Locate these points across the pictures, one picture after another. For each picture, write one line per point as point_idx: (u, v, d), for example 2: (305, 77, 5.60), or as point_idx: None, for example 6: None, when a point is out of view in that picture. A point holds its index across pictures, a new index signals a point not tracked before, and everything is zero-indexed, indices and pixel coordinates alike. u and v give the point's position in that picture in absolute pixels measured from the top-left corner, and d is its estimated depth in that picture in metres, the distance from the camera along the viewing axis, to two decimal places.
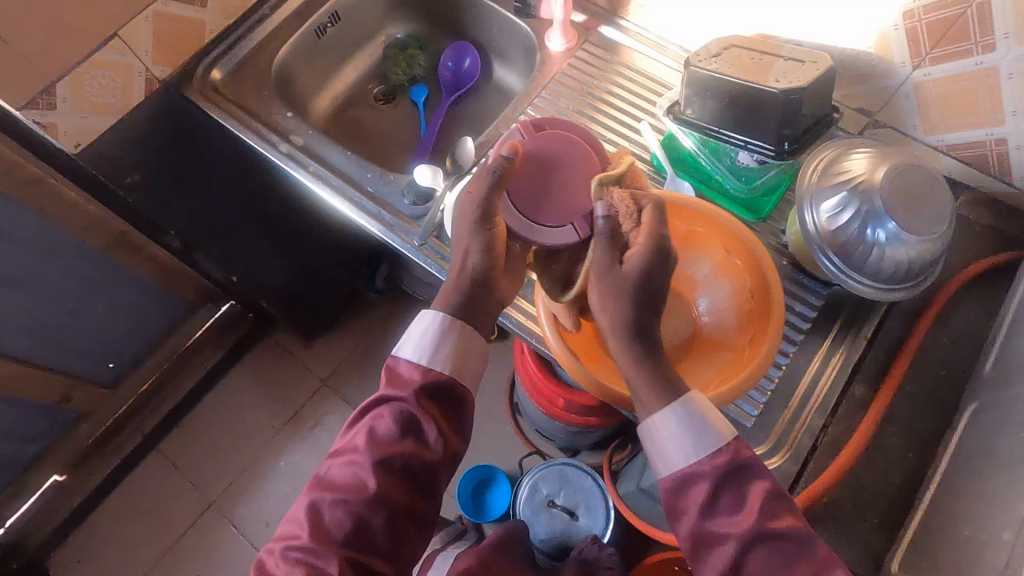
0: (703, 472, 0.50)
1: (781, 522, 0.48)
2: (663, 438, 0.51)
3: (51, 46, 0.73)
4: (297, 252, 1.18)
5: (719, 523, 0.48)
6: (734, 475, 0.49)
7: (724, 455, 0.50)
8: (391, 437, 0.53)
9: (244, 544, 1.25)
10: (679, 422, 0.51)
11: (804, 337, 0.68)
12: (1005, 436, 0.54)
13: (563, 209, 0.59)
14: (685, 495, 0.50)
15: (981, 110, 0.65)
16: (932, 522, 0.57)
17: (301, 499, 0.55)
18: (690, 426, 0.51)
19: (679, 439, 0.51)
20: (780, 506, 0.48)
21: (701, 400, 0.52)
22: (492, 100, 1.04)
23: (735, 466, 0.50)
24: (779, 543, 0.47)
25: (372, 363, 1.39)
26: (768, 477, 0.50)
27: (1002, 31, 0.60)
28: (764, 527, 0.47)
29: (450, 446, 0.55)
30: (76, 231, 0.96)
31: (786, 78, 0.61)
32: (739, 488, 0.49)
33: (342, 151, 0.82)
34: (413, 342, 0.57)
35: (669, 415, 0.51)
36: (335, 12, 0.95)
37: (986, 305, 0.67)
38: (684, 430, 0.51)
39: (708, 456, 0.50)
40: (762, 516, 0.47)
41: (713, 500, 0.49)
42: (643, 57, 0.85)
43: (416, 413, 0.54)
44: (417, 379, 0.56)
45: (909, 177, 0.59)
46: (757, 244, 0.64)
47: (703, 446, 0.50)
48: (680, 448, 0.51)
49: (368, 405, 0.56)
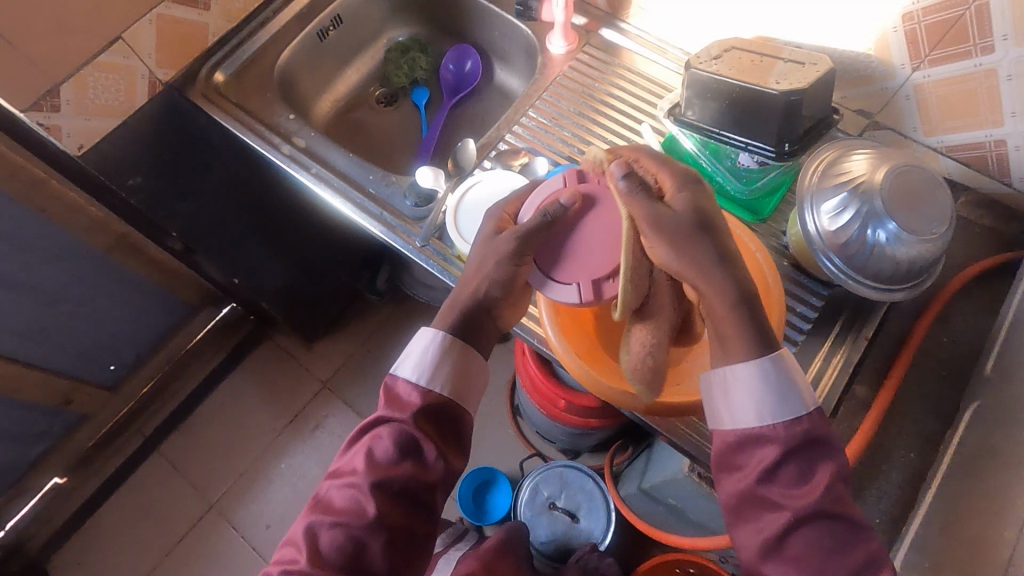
0: (774, 436, 0.50)
1: (841, 505, 0.48)
2: (741, 390, 0.52)
3: (55, 49, 0.73)
4: (299, 254, 1.19)
5: (777, 491, 0.48)
6: (805, 450, 0.49)
7: (803, 424, 0.50)
8: (390, 458, 0.53)
9: (245, 547, 1.25)
10: (762, 379, 0.51)
11: (805, 337, 0.68)
12: (1007, 433, 0.54)
13: (577, 265, 0.56)
14: (747, 454, 0.50)
15: (981, 111, 0.66)
16: (934, 520, 0.57)
17: (299, 521, 0.55)
18: (775, 387, 0.51)
19: (756, 396, 0.51)
20: (841, 492, 0.48)
21: (791, 363, 0.52)
22: (494, 103, 1.04)
23: (808, 440, 0.50)
24: (835, 525, 0.47)
25: (372, 365, 1.39)
26: (838, 459, 0.50)
27: (1001, 33, 0.60)
28: (825, 507, 0.47)
29: (449, 466, 0.55)
30: (77, 233, 0.96)
31: (786, 80, 0.62)
32: (807, 463, 0.49)
33: (344, 152, 0.83)
34: (412, 359, 0.57)
35: (756, 369, 0.51)
36: (337, 16, 0.96)
37: (986, 304, 0.67)
38: (766, 390, 0.51)
39: (784, 421, 0.50)
40: (827, 497, 0.47)
41: (777, 467, 0.49)
42: (644, 59, 0.86)
43: (415, 434, 0.54)
44: (415, 400, 0.56)
45: (909, 178, 0.60)
46: (753, 239, 0.67)
47: (783, 410, 0.50)
48: (756, 405, 0.51)
49: (366, 426, 0.56)
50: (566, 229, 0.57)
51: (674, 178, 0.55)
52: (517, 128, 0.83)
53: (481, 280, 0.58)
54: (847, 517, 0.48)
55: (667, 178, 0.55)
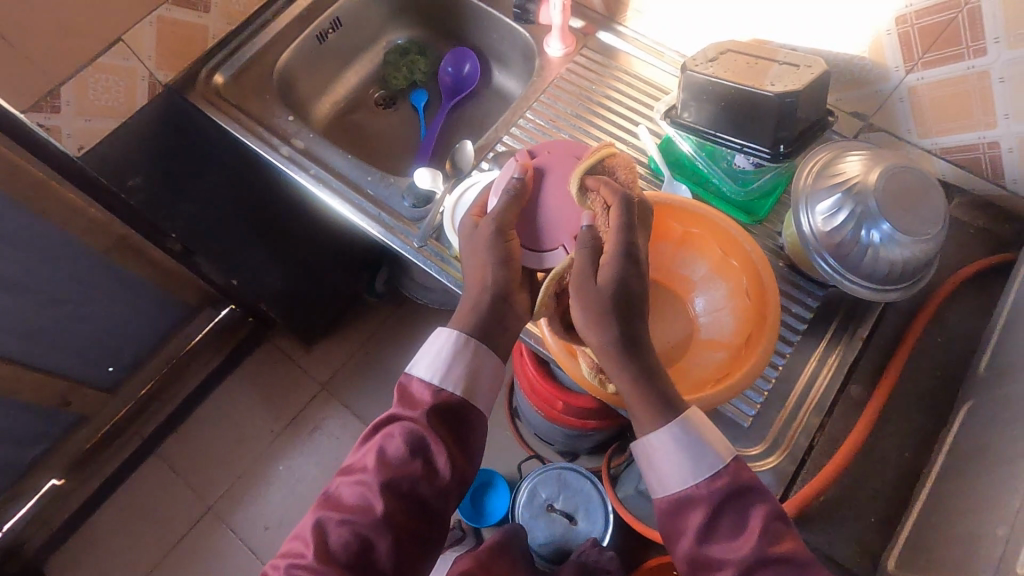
0: (700, 496, 0.50)
1: (782, 546, 0.48)
2: (659, 457, 0.52)
3: (56, 51, 0.74)
4: (297, 256, 1.19)
5: (717, 548, 0.49)
6: (734, 499, 0.50)
7: (723, 478, 0.51)
8: (402, 457, 0.53)
9: (243, 549, 1.25)
10: (676, 442, 0.52)
11: (801, 338, 0.68)
12: (997, 432, 0.54)
13: (556, 227, 0.61)
14: (682, 517, 0.51)
15: (975, 114, 0.66)
16: (926, 519, 0.57)
17: (308, 516, 0.55)
18: (688, 446, 0.52)
19: (676, 460, 0.52)
20: (779, 529, 0.49)
21: (698, 420, 0.53)
22: (492, 105, 1.05)
23: (733, 488, 0.50)
24: (781, 568, 0.47)
25: (371, 367, 1.39)
26: (768, 498, 0.50)
27: (993, 36, 0.61)
28: (764, 552, 0.47)
29: (460, 471, 0.55)
30: (77, 235, 0.97)
31: (780, 82, 0.62)
32: (738, 511, 0.50)
33: (342, 154, 0.83)
34: (428, 359, 0.58)
35: (666, 436, 0.52)
36: (337, 18, 0.97)
37: (979, 305, 0.68)
38: (681, 451, 0.52)
39: (705, 479, 0.51)
40: (763, 541, 0.48)
41: (711, 524, 0.49)
42: (641, 62, 0.86)
43: (426, 435, 0.54)
44: (428, 400, 0.57)
45: (903, 178, 0.60)
46: (748, 240, 0.66)
47: (702, 468, 0.51)
48: (679, 469, 0.52)
49: (380, 424, 0.57)
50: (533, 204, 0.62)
51: (614, 248, 0.54)
52: (515, 130, 0.83)
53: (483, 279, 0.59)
54: (793, 556, 0.48)
55: (611, 244, 0.55)
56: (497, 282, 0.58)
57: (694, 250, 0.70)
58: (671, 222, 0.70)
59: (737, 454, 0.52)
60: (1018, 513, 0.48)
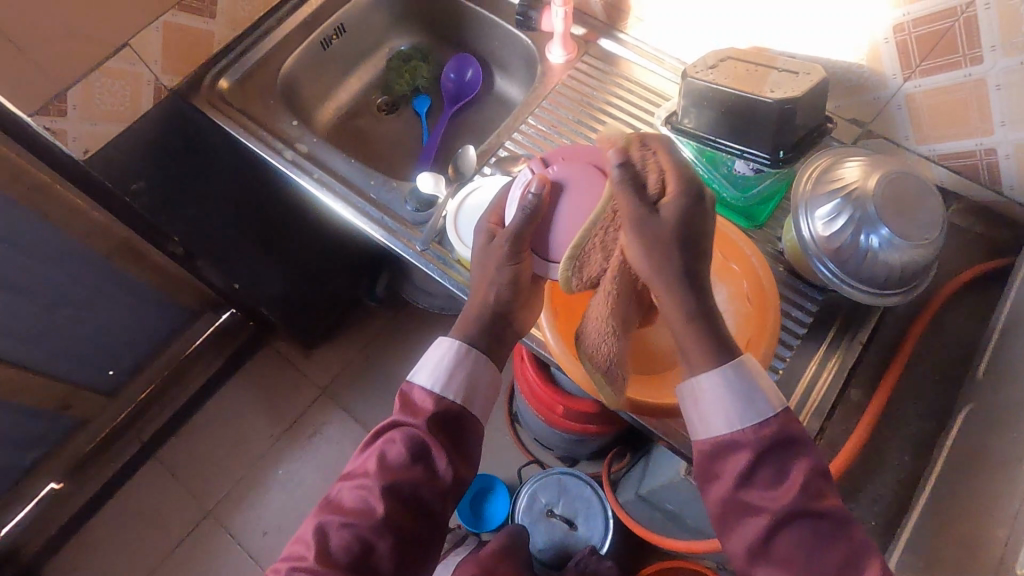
0: (745, 441, 0.51)
1: (822, 502, 0.49)
2: (709, 398, 0.52)
3: (63, 55, 0.74)
4: (298, 261, 1.19)
5: (756, 495, 0.49)
6: (779, 450, 0.51)
7: (772, 427, 0.51)
8: (402, 462, 0.54)
9: (241, 554, 1.25)
10: (727, 385, 0.52)
11: (801, 342, 0.69)
12: (996, 435, 0.55)
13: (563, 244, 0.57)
14: (723, 461, 0.51)
15: (972, 121, 0.67)
16: (926, 520, 0.57)
17: (308, 521, 0.56)
18: (740, 390, 0.52)
19: (725, 403, 0.52)
20: (820, 486, 0.49)
21: (753, 366, 0.53)
22: (494, 111, 1.06)
23: (779, 440, 0.51)
24: (817, 522, 0.48)
25: (371, 372, 1.40)
26: (810, 454, 0.51)
27: (989, 44, 0.62)
28: (804, 504, 0.48)
29: (460, 475, 0.56)
30: (80, 238, 0.97)
31: (780, 89, 0.63)
32: (780, 462, 0.50)
33: (346, 159, 0.84)
34: (428, 367, 0.59)
35: (718, 378, 0.52)
36: (340, 25, 0.97)
37: (977, 310, 0.68)
38: (733, 394, 0.52)
39: (752, 426, 0.51)
40: (804, 493, 0.48)
41: (753, 470, 0.50)
42: (642, 69, 0.87)
43: (427, 440, 0.55)
44: (429, 407, 0.57)
45: (901, 184, 0.61)
46: (752, 249, 0.68)
47: (752, 414, 0.51)
48: (726, 412, 0.52)
49: (381, 430, 0.57)
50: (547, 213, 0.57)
51: (679, 183, 0.50)
52: (517, 135, 0.84)
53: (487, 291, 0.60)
54: (831, 513, 0.48)
55: (669, 180, 0.51)
56: (500, 284, 0.58)
57: None
58: None
59: (787, 405, 0.53)
60: (1018, 512, 0.48)
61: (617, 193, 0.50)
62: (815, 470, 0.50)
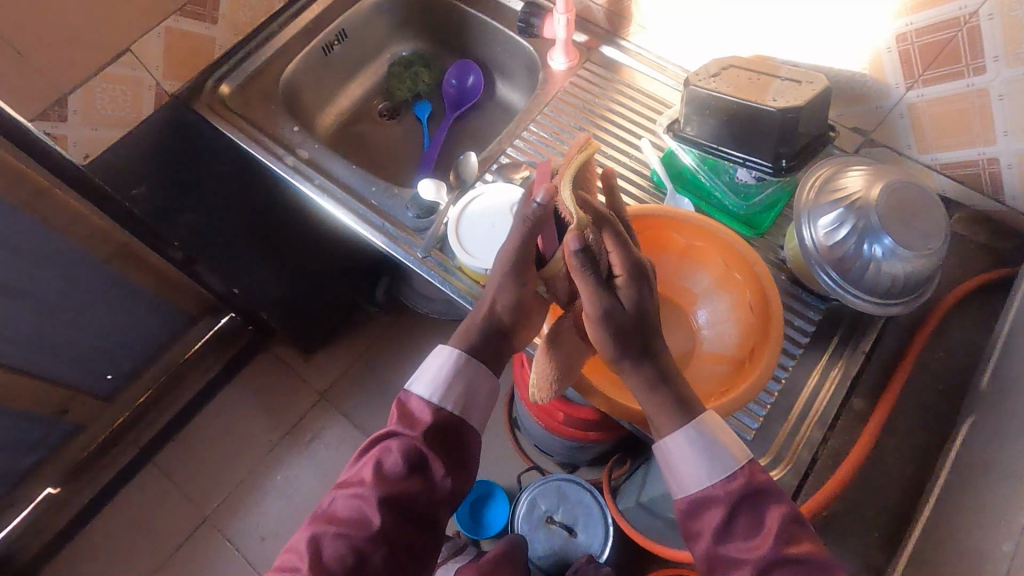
0: (717, 497, 0.54)
1: (799, 547, 0.50)
2: (677, 458, 0.56)
3: (65, 61, 0.74)
4: (298, 267, 1.19)
5: (734, 547, 0.52)
6: (750, 501, 0.53)
7: (739, 479, 0.54)
8: (400, 472, 0.54)
9: (239, 560, 1.24)
10: (692, 445, 0.55)
11: (803, 350, 0.69)
12: (999, 449, 0.55)
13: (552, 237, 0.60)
14: (701, 519, 0.54)
15: (974, 130, 0.67)
16: (930, 534, 0.57)
17: (302, 531, 0.56)
18: (705, 446, 0.55)
19: (694, 462, 0.55)
20: (795, 531, 0.51)
21: (712, 423, 0.56)
22: (495, 117, 1.06)
23: (748, 490, 0.53)
24: (799, 566, 0.49)
25: (370, 377, 1.39)
26: (783, 500, 0.53)
27: (992, 54, 0.62)
28: (780, 551, 0.50)
29: (456, 485, 0.56)
30: (78, 242, 0.97)
31: (782, 97, 0.63)
32: (753, 513, 0.53)
33: (347, 164, 0.84)
34: (427, 377, 0.60)
35: (680, 439, 0.56)
36: (342, 30, 0.97)
37: (980, 320, 0.68)
38: (698, 453, 0.55)
39: (720, 480, 0.54)
40: (779, 540, 0.50)
41: (728, 524, 0.53)
42: (643, 76, 0.87)
43: (425, 451, 0.56)
44: (426, 418, 0.58)
45: (904, 194, 0.61)
46: (753, 256, 0.67)
47: (718, 469, 0.54)
48: (695, 471, 0.55)
49: (377, 438, 0.57)
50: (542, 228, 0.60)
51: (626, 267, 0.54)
52: (519, 142, 0.84)
53: (497, 297, 0.60)
54: (809, 557, 0.50)
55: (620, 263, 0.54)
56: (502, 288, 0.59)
57: (697, 264, 0.72)
58: (676, 235, 0.71)
59: (752, 456, 0.56)
60: None
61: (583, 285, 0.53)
62: (788, 515, 0.52)
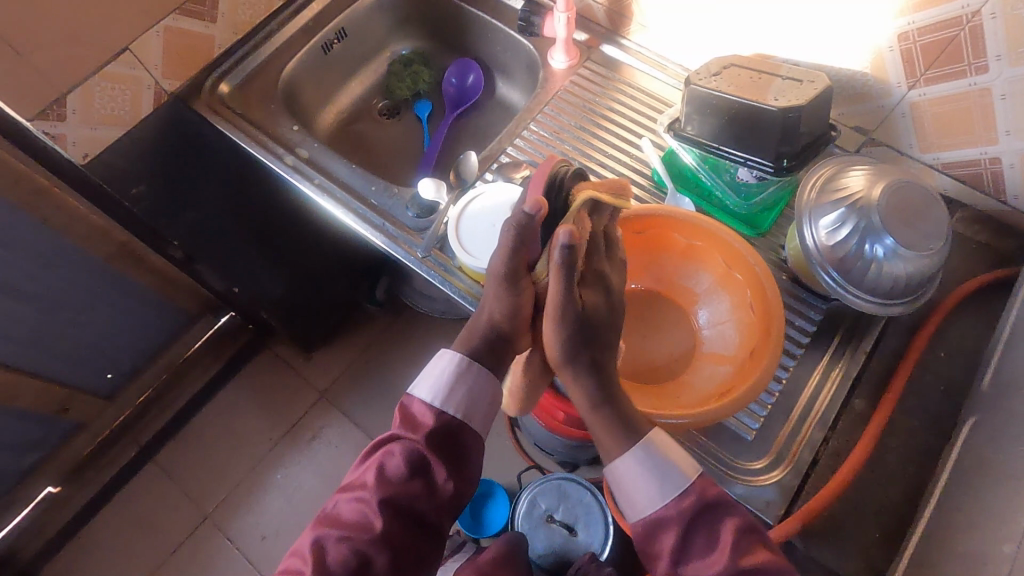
0: (670, 518, 0.54)
1: (754, 558, 0.50)
2: (626, 482, 0.56)
3: (64, 60, 0.74)
4: (298, 265, 1.19)
5: (693, 568, 0.52)
6: (703, 517, 0.53)
7: (689, 497, 0.54)
8: (402, 475, 0.54)
9: (240, 558, 1.24)
10: (640, 467, 0.56)
11: (804, 351, 0.69)
12: (1002, 449, 0.55)
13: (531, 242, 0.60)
14: (657, 541, 0.54)
15: (976, 131, 0.67)
16: (931, 534, 0.57)
17: (306, 535, 0.56)
18: (652, 466, 0.55)
19: (643, 484, 0.55)
20: (748, 543, 0.51)
21: (657, 442, 0.57)
22: (495, 116, 1.05)
23: (699, 507, 0.53)
24: None
25: (370, 376, 1.39)
26: (734, 513, 0.53)
27: (995, 53, 0.61)
28: (737, 566, 0.50)
29: (458, 489, 0.56)
30: (77, 242, 0.97)
31: (784, 97, 0.63)
32: (708, 529, 0.53)
33: (347, 163, 0.83)
34: (429, 381, 0.60)
35: (628, 462, 0.56)
36: (342, 29, 0.97)
37: (981, 320, 0.68)
38: (646, 474, 0.55)
39: (672, 499, 0.54)
40: (734, 554, 0.50)
41: (684, 544, 0.53)
42: (643, 75, 0.87)
43: (427, 454, 0.56)
44: (429, 421, 0.58)
45: (906, 194, 0.60)
46: (751, 252, 0.66)
47: (668, 489, 0.54)
48: (646, 493, 0.55)
49: (381, 442, 0.58)
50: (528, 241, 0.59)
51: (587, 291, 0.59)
52: (519, 141, 0.83)
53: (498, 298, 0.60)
54: (766, 566, 0.50)
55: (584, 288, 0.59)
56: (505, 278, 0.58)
57: (698, 264, 0.72)
58: (676, 235, 0.71)
59: (700, 470, 0.56)
60: None
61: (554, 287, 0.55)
62: (739, 527, 0.52)
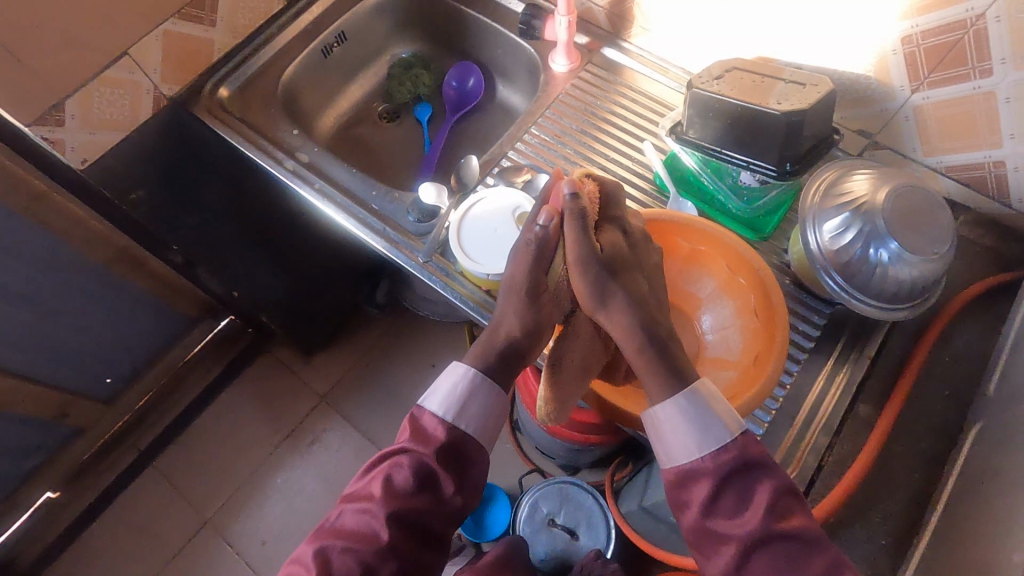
0: (706, 469, 0.54)
1: (790, 523, 0.51)
2: (667, 428, 0.56)
3: (62, 64, 0.73)
4: (298, 269, 1.18)
5: (722, 524, 0.52)
6: (739, 474, 0.53)
7: (731, 451, 0.54)
8: (411, 488, 0.54)
9: (240, 564, 1.23)
10: (684, 415, 0.56)
11: (808, 355, 0.68)
12: (1011, 456, 0.54)
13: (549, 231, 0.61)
14: (689, 490, 0.54)
15: (980, 133, 0.67)
16: (938, 542, 0.56)
17: (307, 544, 0.55)
18: (696, 417, 0.55)
19: (684, 432, 0.55)
20: (785, 507, 0.51)
21: (708, 394, 0.57)
22: (495, 119, 1.05)
23: (738, 464, 0.53)
24: (788, 542, 0.50)
25: (371, 380, 1.39)
26: (774, 474, 0.53)
27: (999, 57, 0.61)
28: (770, 527, 0.50)
29: (464, 501, 0.57)
30: (77, 246, 0.96)
31: (787, 100, 0.62)
32: (743, 488, 0.53)
33: (347, 168, 0.83)
34: (440, 395, 0.60)
35: (672, 408, 0.56)
36: (342, 33, 0.97)
37: (987, 324, 0.68)
38: (689, 423, 0.55)
39: (711, 452, 0.54)
40: (768, 516, 0.50)
41: (716, 498, 0.53)
42: (646, 78, 0.87)
43: (436, 468, 0.56)
44: (438, 435, 0.58)
45: (910, 198, 0.60)
46: (757, 260, 0.66)
47: (710, 441, 0.54)
48: (686, 441, 0.55)
49: (387, 453, 0.57)
50: (549, 246, 0.61)
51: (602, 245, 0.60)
52: (520, 145, 0.83)
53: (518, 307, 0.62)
54: (799, 532, 0.50)
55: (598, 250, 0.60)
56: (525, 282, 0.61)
57: (701, 267, 0.72)
58: (678, 239, 0.71)
59: (746, 428, 0.55)
60: None
61: (570, 236, 0.59)
62: (778, 489, 0.52)
